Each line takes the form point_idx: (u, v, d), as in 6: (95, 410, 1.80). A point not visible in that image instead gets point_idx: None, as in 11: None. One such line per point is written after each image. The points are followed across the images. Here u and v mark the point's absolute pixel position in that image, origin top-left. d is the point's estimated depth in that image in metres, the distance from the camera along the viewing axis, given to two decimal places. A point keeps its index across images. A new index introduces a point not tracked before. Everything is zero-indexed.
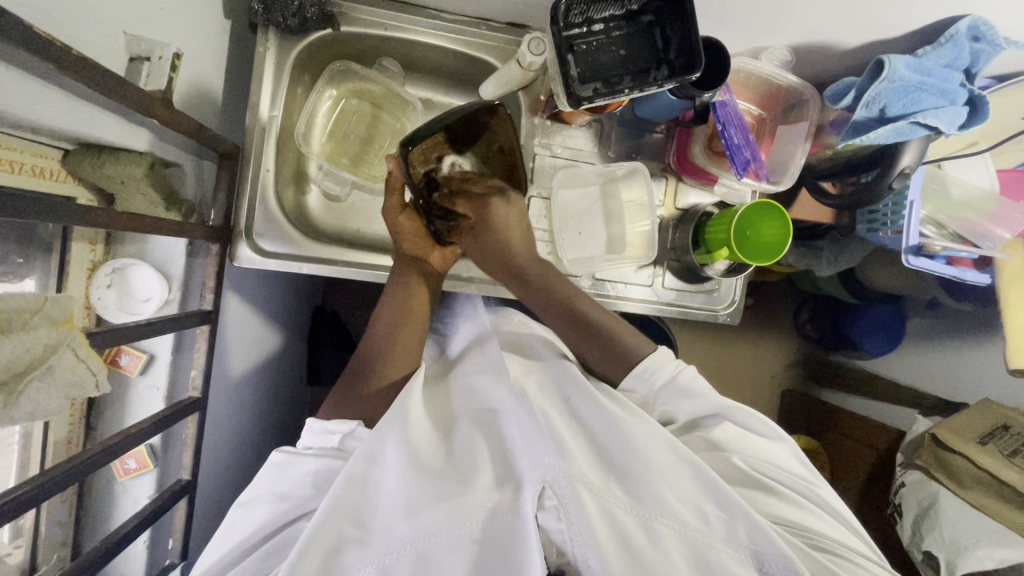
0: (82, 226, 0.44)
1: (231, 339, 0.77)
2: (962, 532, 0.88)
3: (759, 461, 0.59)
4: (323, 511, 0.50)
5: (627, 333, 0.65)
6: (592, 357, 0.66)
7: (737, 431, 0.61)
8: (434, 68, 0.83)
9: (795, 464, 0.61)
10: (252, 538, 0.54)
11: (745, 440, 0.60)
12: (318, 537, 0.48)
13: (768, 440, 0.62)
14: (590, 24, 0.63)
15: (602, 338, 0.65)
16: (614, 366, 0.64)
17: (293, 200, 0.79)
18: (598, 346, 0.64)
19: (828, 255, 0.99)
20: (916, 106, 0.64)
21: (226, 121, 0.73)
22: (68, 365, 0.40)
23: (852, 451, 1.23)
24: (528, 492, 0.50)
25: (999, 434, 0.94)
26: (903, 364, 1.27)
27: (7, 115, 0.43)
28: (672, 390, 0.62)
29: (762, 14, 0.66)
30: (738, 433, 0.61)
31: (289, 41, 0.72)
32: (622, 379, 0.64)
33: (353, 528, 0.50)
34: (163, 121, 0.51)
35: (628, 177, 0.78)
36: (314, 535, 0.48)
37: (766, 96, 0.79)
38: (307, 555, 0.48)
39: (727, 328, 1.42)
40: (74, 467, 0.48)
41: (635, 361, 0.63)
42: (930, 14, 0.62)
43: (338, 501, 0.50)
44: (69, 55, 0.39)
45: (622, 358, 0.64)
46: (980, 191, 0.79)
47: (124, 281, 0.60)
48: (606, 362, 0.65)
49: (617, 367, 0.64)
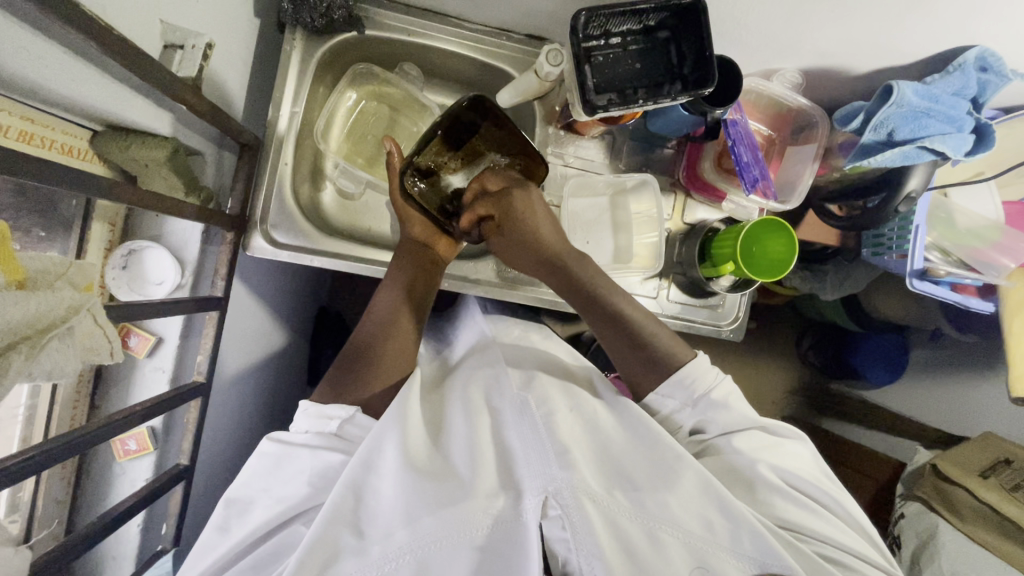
0: (108, 199, 0.46)
1: (235, 329, 0.77)
2: (961, 565, 0.87)
3: (779, 467, 0.59)
4: (322, 520, 0.49)
5: (672, 342, 0.65)
6: (630, 368, 0.66)
7: (763, 437, 0.61)
8: (453, 75, 0.85)
9: (816, 470, 0.62)
10: (242, 544, 0.54)
11: (770, 447, 0.61)
12: (318, 545, 0.48)
13: (784, 441, 0.62)
14: (607, 37, 0.64)
15: (637, 345, 0.65)
16: (650, 376, 0.64)
17: (308, 196, 0.80)
18: (638, 351, 0.65)
19: (833, 279, 0.98)
20: (923, 132, 0.65)
21: (249, 115, 0.75)
22: (86, 329, 0.41)
23: (847, 477, 1.22)
24: (530, 501, 0.51)
25: (1000, 468, 0.93)
26: (906, 394, 1.27)
27: (44, 88, 0.45)
28: (710, 403, 0.62)
29: (775, 37, 0.68)
30: (766, 440, 0.61)
31: (315, 41, 0.74)
32: (653, 391, 0.64)
33: (352, 538, 0.49)
34: (191, 106, 0.53)
35: (637, 189, 0.80)
36: (315, 542, 0.48)
37: (776, 117, 0.80)
38: (307, 564, 0.47)
39: (729, 350, 1.42)
40: (77, 438, 0.48)
41: (669, 371, 0.63)
42: (939, 43, 0.64)
43: (335, 512, 0.50)
44: (110, 36, 0.41)
45: (663, 363, 0.64)
46: (986, 220, 0.80)
47: (139, 263, 0.61)
48: (639, 374, 0.65)
49: (653, 376, 0.64)
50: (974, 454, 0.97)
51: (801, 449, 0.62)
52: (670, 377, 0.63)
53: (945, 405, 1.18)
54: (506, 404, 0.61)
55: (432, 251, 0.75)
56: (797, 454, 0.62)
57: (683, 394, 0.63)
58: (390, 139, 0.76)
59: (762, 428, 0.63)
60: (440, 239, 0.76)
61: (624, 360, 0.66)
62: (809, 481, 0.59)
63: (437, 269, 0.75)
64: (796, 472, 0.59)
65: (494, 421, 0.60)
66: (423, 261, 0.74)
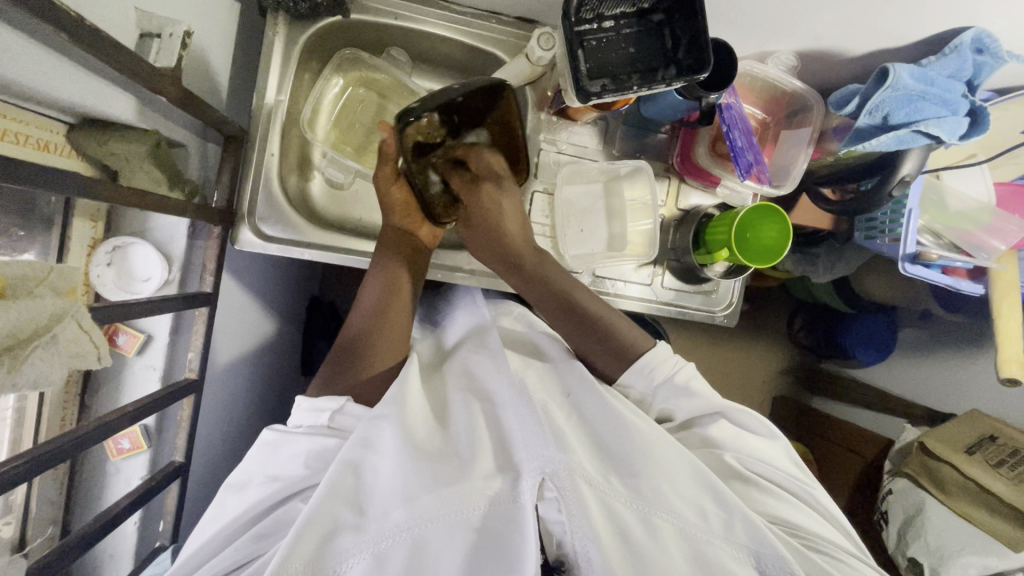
0: (88, 198, 0.44)
1: (226, 324, 0.76)
2: (946, 540, 0.90)
3: (752, 458, 0.60)
4: (320, 495, 0.49)
5: (628, 329, 0.67)
6: (589, 350, 0.68)
7: (733, 427, 0.62)
8: (442, 59, 0.83)
9: (791, 465, 0.63)
10: (242, 520, 0.54)
11: (740, 436, 0.61)
12: (315, 520, 0.48)
13: (758, 436, 0.62)
14: (601, 21, 0.63)
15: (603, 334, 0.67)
16: (614, 362, 0.66)
17: (296, 187, 0.78)
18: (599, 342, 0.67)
19: (824, 263, 1.00)
20: (919, 115, 0.64)
21: (232, 103, 0.73)
22: (71, 336, 0.40)
23: (837, 455, 1.24)
24: (527, 482, 0.50)
25: (986, 445, 0.95)
26: (893, 373, 1.29)
27: (15, 84, 0.43)
28: (675, 389, 0.63)
29: (772, 19, 0.67)
30: (737, 432, 0.62)
31: (298, 26, 0.72)
32: (620, 377, 0.66)
33: (350, 513, 0.49)
34: (172, 99, 0.51)
35: (631, 175, 0.79)
36: (312, 517, 0.47)
37: (770, 100, 0.79)
38: (305, 537, 0.47)
39: (721, 332, 1.43)
40: (71, 441, 0.48)
41: (633, 358, 0.65)
42: (936, 24, 0.63)
43: (334, 487, 0.50)
44: (82, 27, 0.39)
45: (621, 354, 0.65)
46: (978, 203, 0.81)
47: (124, 261, 0.60)
48: (603, 358, 0.67)
49: (617, 363, 0.65)
50: (961, 430, 0.99)
51: (774, 445, 0.62)
52: (632, 364, 0.65)
53: (931, 384, 1.20)
54: (502, 387, 0.60)
55: (414, 239, 0.73)
56: (772, 449, 0.62)
57: (646, 381, 0.64)
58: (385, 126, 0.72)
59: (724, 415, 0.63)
60: (423, 225, 0.75)
61: (581, 341, 0.68)
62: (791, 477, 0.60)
63: (423, 254, 0.74)
64: (768, 464, 0.60)
65: (491, 404, 0.60)
66: (406, 251, 0.72)
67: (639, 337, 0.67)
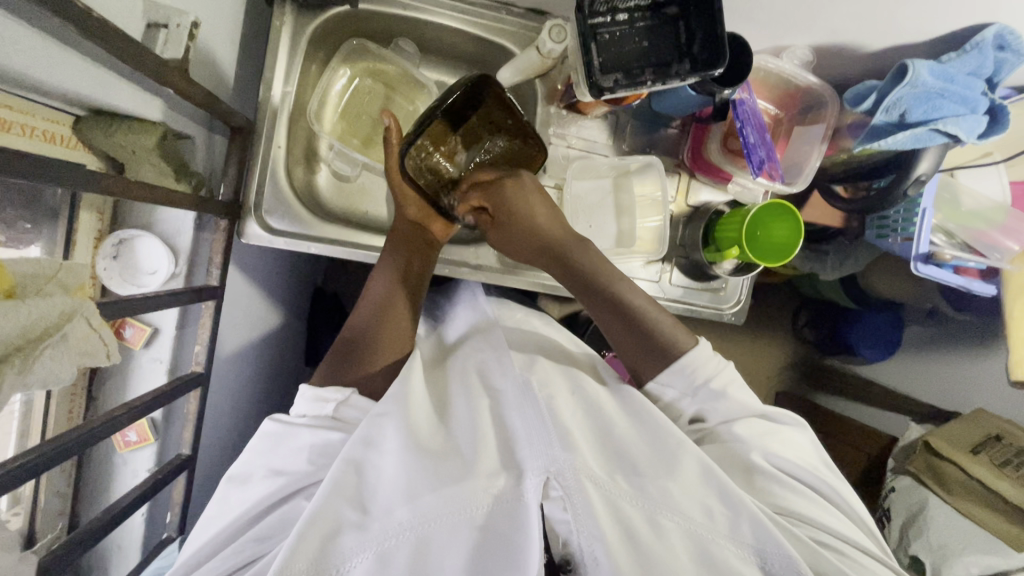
0: (96, 192, 0.44)
1: (231, 317, 0.75)
2: (949, 538, 0.89)
3: (778, 456, 0.59)
4: (323, 494, 0.49)
5: (668, 325, 0.64)
6: (630, 354, 0.65)
7: (764, 425, 0.62)
8: (450, 51, 0.82)
9: (817, 460, 0.62)
10: (248, 514, 0.54)
11: (770, 435, 0.61)
12: (319, 520, 0.47)
13: (786, 427, 0.63)
14: (614, 13, 0.61)
15: (636, 331, 0.64)
16: (651, 362, 0.63)
17: (303, 179, 0.77)
18: (638, 335, 0.63)
19: (833, 259, 0.99)
20: (936, 113, 0.63)
21: (239, 95, 0.72)
22: (81, 334, 0.40)
23: (840, 451, 1.23)
24: (532, 481, 0.50)
25: (991, 444, 0.95)
26: (899, 370, 1.28)
27: (23, 77, 0.43)
28: (709, 393, 0.61)
29: (789, 12, 0.66)
30: (767, 428, 0.61)
31: (305, 18, 0.71)
32: (652, 378, 0.63)
33: (354, 513, 0.49)
34: (179, 90, 0.50)
35: (642, 171, 0.77)
36: (315, 517, 0.47)
37: (784, 95, 0.78)
38: (307, 540, 0.46)
39: (726, 327, 1.43)
40: (79, 438, 0.47)
41: (676, 358, 0.62)
42: (960, 18, 0.62)
43: (337, 486, 0.49)
44: (90, 18, 0.38)
45: (660, 351, 0.63)
46: (992, 202, 0.81)
47: (130, 254, 0.60)
48: (645, 361, 0.63)
49: (655, 363, 0.63)
50: (968, 430, 0.99)
51: (800, 436, 0.63)
52: (647, 361, 0.63)
53: (935, 382, 1.19)
54: (506, 386, 0.60)
55: (425, 234, 0.73)
56: (798, 443, 0.62)
57: (683, 382, 0.62)
58: (388, 113, 0.72)
59: (762, 415, 0.63)
60: (434, 221, 0.75)
61: (625, 342, 0.64)
62: (813, 473, 0.59)
63: (432, 249, 0.74)
64: (792, 460, 0.59)
65: (495, 401, 0.60)
66: (416, 244, 0.72)
67: (681, 334, 0.63)
